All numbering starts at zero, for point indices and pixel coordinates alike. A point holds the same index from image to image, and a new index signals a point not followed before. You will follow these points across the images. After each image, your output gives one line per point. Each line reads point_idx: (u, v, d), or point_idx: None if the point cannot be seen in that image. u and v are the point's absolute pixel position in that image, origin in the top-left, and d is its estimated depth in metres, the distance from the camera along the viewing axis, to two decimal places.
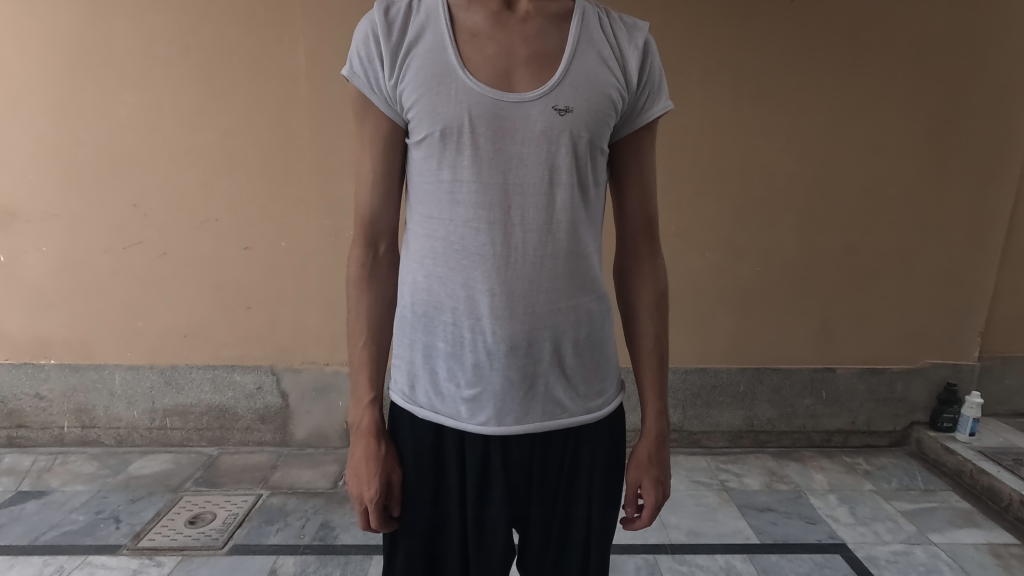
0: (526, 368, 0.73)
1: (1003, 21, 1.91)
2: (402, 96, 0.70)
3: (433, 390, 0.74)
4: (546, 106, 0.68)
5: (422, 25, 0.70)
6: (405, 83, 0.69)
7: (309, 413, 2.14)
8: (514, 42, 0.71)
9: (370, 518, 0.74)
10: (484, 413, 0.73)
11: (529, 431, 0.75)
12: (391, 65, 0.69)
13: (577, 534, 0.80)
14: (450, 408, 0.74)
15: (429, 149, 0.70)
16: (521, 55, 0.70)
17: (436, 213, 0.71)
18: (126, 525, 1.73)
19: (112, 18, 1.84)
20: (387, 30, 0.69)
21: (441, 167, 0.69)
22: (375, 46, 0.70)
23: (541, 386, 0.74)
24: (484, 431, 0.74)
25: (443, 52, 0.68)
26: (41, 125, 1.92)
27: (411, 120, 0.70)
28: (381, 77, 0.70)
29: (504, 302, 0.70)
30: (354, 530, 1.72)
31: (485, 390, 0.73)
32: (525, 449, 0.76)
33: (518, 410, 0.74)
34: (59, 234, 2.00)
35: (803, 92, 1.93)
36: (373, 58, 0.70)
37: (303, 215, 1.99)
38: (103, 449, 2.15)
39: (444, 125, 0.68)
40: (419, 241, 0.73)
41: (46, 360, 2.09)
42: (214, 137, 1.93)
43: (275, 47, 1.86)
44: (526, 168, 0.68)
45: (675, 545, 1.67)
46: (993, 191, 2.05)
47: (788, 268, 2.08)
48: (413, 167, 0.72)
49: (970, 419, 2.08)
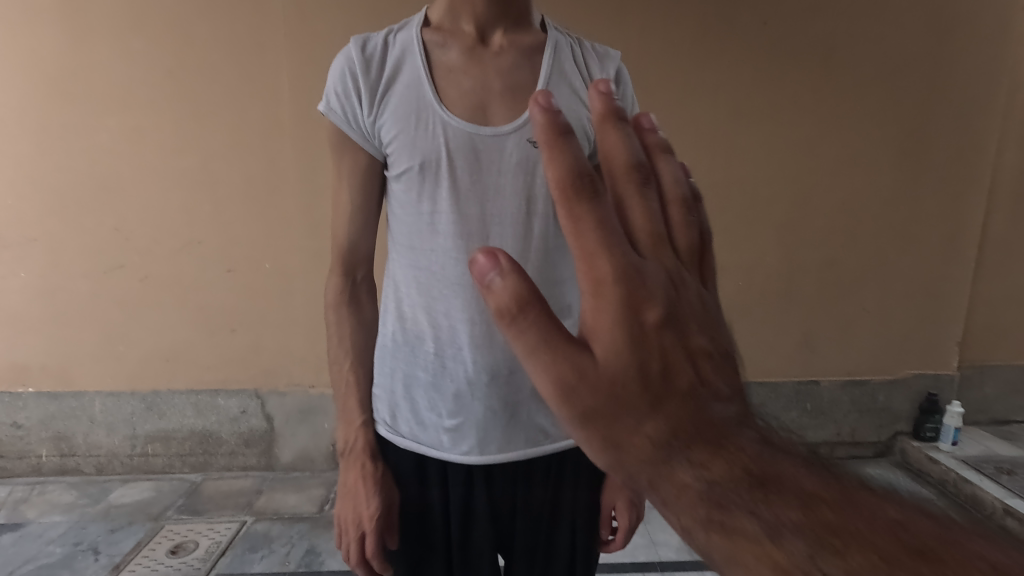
0: (508, 395, 0.73)
1: (972, 41, 1.96)
2: (381, 130, 0.71)
3: (414, 419, 0.74)
4: (521, 138, 0.69)
5: (399, 61, 0.71)
6: (384, 120, 0.70)
7: (294, 436, 2.13)
8: (488, 76, 0.73)
9: (368, 543, 0.73)
10: (467, 441, 0.73)
11: (513, 459, 0.74)
12: (369, 101, 0.70)
13: (561, 556, 0.80)
14: (433, 437, 0.74)
15: (408, 182, 0.71)
16: (496, 88, 0.73)
17: (418, 243, 0.72)
18: (105, 556, 1.68)
19: (94, 43, 1.83)
20: (364, 66, 0.70)
21: (421, 199, 0.70)
22: (352, 82, 0.70)
23: (523, 413, 0.74)
24: (466, 460, 0.73)
25: (420, 87, 0.70)
26: (19, 150, 1.90)
27: (391, 154, 0.71)
28: (359, 113, 0.70)
29: (484, 330, 0.71)
30: (340, 555, 1.70)
31: (467, 418, 0.72)
32: (507, 477, 0.75)
33: (500, 437, 0.73)
34: (39, 259, 1.97)
35: (781, 111, 1.97)
36: (350, 94, 0.70)
37: (286, 237, 1.98)
38: (83, 477, 2.11)
39: (422, 158, 0.69)
40: (402, 270, 0.74)
41: (24, 389, 2.05)
42: (197, 160, 1.92)
43: (259, 71, 1.86)
44: (502, 199, 0.70)
45: (664, 563, 1.66)
46: (967, 202, 2.10)
47: (769, 283, 2.10)
48: (394, 199, 0.73)
49: (952, 427, 2.14)
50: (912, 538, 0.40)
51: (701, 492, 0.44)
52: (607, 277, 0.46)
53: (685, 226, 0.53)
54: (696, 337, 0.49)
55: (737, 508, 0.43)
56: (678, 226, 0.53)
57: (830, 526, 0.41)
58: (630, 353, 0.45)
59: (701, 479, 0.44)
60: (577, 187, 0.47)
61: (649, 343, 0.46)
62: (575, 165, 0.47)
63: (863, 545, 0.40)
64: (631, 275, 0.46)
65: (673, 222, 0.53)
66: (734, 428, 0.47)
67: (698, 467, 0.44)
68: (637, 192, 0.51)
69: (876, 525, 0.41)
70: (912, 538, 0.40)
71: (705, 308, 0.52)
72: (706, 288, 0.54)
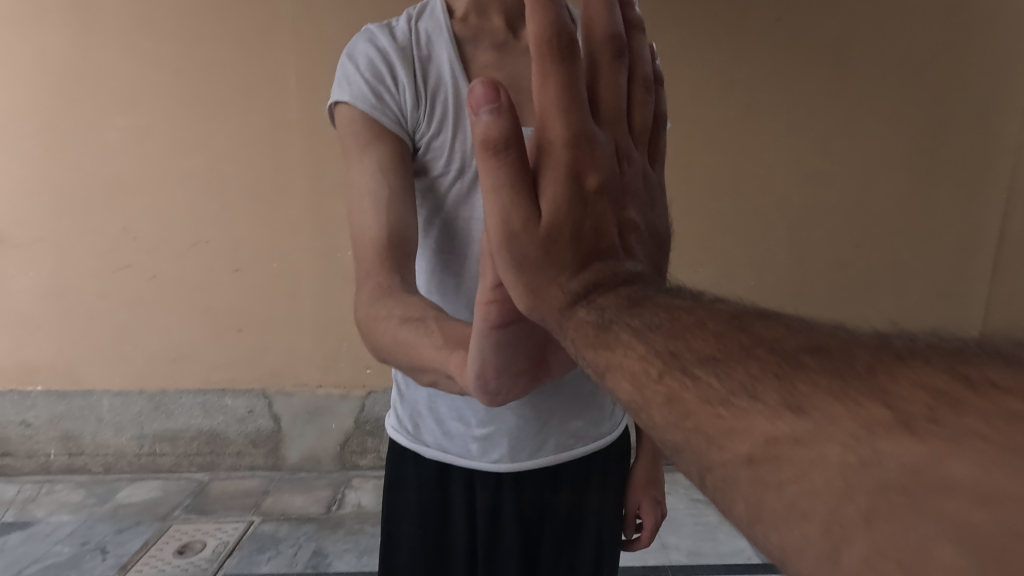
0: (540, 404, 0.74)
1: (989, 38, 1.93)
2: (416, 122, 0.74)
3: (440, 429, 0.75)
4: None
5: (431, 53, 0.75)
6: (422, 113, 0.73)
7: (301, 436, 2.13)
8: (522, 72, 0.80)
9: None
10: (497, 449, 0.73)
11: (544, 465, 0.75)
12: (406, 90, 0.72)
13: (587, 559, 0.81)
14: (460, 446, 0.74)
15: (448, 176, 0.75)
16: (528, 87, 0.79)
17: (462, 236, 0.77)
18: (113, 555, 1.68)
19: (103, 43, 1.83)
20: (398, 56, 0.73)
21: (464, 194, 0.76)
22: (387, 71, 0.72)
23: (556, 419, 0.75)
24: (496, 468, 0.74)
25: (456, 81, 0.74)
26: (29, 151, 1.91)
27: (428, 149, 0.75)
28: (394, 101, 0.72)
29: None
30: (347, 557, 1.69)
31: (497, 427, 0.73)
32: (534, 487, 0.76)
33: (531, 444, 0.74)
34: (48, 259, 1.97)
35: (793, 109, 1.95)
36: (384, 82, 0.71)
37: (296, 236, 1.98)
38: (91, 476, 2.12)
39: (466, 154, 0.74)
40: (447, 260, 0.78)
41: (33, 387, 2.06)
42: (205, 160, 1.92)
43: (268, 70, 1.86)
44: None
45: (675, 567, 1.64)
46: (984, 202, 2.07)
47: (780, 283, 2.10)
48: (430, 192, 0.77)
49: None
50: (744, 321, 0.38)
51: (593, 322, 0.44)
52: (559, 140, 0.50)
53: (643, 106, 0.60)
54: (627, 208, 0.53)
55: (618, 324, 0.43)
56: (635, 104, 0.60)
57: (684, 321, 0.40)
58: (571, 208, 0.48)
59: (595, 313, 0.45)
60: (554, 46, 0.49)
61: (588, 201, 0.49)
62: (558, 21, 0.48)
63: (707, 328, 0.38)
64: (581, 139, 0.50)
65: (635, 100, 0.60)
66: (639, 279, 0.48)
67: (595, 305, 0.46)
68: (610, 66, 0.55)
69: (722, 316, 0.40)
70: (747, 321, 0.38)
71: (642, 183, 0.58)
72: (647, 165, 0.60)
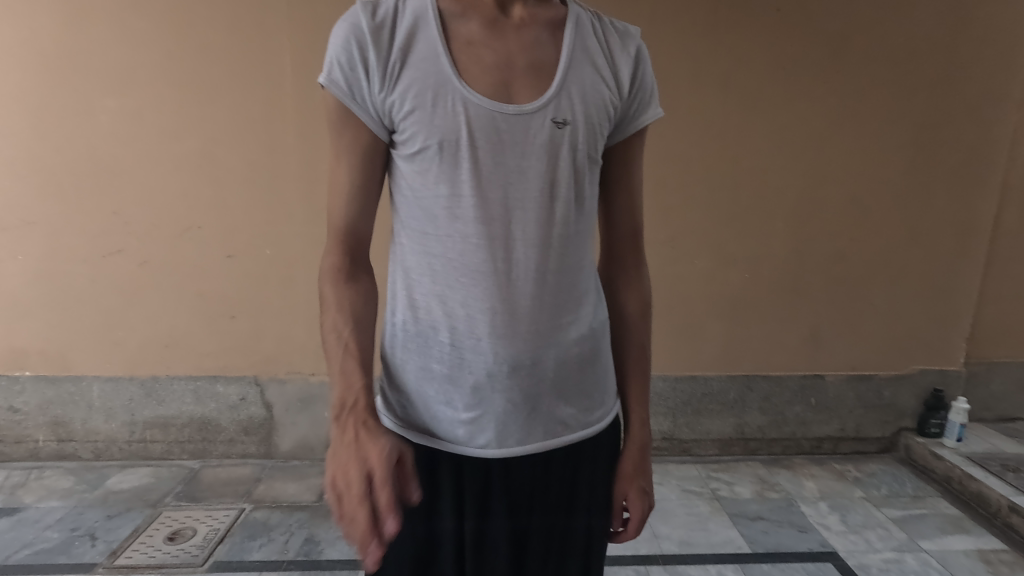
0: (529, 389, 0.74)
1: (985, 33, 1.94)
2: (391, 106, 0.70)
3: (427, 414, 0.74)
4: (546, 118, 0.71)
5: (412, 31, 0.71)
6: (396, 95, 0.69)
7: (294, 424, 2.12)
8: (512, 51, 0.74)
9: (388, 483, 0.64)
10: (484, 435, 0.74)
11: (532, 452, 0.76)
12: (379, 73, 0.69)
13: (577, 541, 0.82)
14: (447, 431, 0.74)
15: (422, 162, 0.70)
16: (519, 64, 0.74)
17: (432, 229, 0.71)
18: (103, 542, 1.68)
19: (92, 22, 1.80)
20: (376, 35, 0.70)
21: (439, 182, 0.70)
22: (361, 53, 0.69)
23: (544, 406, 0.76)
24: (484, 454, 0.74)
25: (437, 61, 0.70)
26: (16, 132, 1.87)
27: (401, 132, 0.70)
28: (368, 88, 0.70)
29: (505, 321, 0.72)
30: (339, 546, 1.69)
31: (486, 412, 0.73)
32: (525, 477, 0.77)
33: (519, 430, 0.75)
34: (36, 243, 1.95)
35: (789, 102, 1.94)
36: (357, 66, 0.69)
37: (288, 223, 1.96)
38: (81, 462, 2.11)
39: (441, 137, 0.69)
40: (417, 257, 0.73)
41: (21, 372, 2.04)
42: (196, 144, 1.90)
43: (261, 54, 1.84)
44: (525, 182, 0.71)
45: (666, 556, 1.66)
46: (978, 197, 2.08)
47: (774, 275, 2.09)
48: (403, 179, 0.73)
49: (958, 425, 2.13)
50: None
51: None
52: None
53: None
54: None
55: None
56: None
57: None
58: None
59: None
60: None
61: None
62: None
63: None
64: None
65: None
66: None
67: None
68: None
69: None
70: None
71: None
72: None
